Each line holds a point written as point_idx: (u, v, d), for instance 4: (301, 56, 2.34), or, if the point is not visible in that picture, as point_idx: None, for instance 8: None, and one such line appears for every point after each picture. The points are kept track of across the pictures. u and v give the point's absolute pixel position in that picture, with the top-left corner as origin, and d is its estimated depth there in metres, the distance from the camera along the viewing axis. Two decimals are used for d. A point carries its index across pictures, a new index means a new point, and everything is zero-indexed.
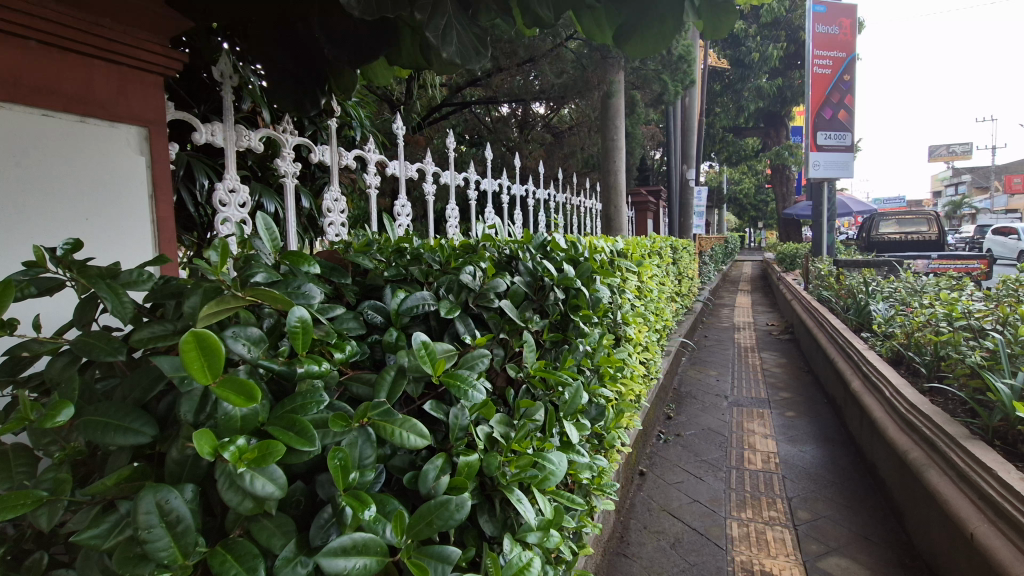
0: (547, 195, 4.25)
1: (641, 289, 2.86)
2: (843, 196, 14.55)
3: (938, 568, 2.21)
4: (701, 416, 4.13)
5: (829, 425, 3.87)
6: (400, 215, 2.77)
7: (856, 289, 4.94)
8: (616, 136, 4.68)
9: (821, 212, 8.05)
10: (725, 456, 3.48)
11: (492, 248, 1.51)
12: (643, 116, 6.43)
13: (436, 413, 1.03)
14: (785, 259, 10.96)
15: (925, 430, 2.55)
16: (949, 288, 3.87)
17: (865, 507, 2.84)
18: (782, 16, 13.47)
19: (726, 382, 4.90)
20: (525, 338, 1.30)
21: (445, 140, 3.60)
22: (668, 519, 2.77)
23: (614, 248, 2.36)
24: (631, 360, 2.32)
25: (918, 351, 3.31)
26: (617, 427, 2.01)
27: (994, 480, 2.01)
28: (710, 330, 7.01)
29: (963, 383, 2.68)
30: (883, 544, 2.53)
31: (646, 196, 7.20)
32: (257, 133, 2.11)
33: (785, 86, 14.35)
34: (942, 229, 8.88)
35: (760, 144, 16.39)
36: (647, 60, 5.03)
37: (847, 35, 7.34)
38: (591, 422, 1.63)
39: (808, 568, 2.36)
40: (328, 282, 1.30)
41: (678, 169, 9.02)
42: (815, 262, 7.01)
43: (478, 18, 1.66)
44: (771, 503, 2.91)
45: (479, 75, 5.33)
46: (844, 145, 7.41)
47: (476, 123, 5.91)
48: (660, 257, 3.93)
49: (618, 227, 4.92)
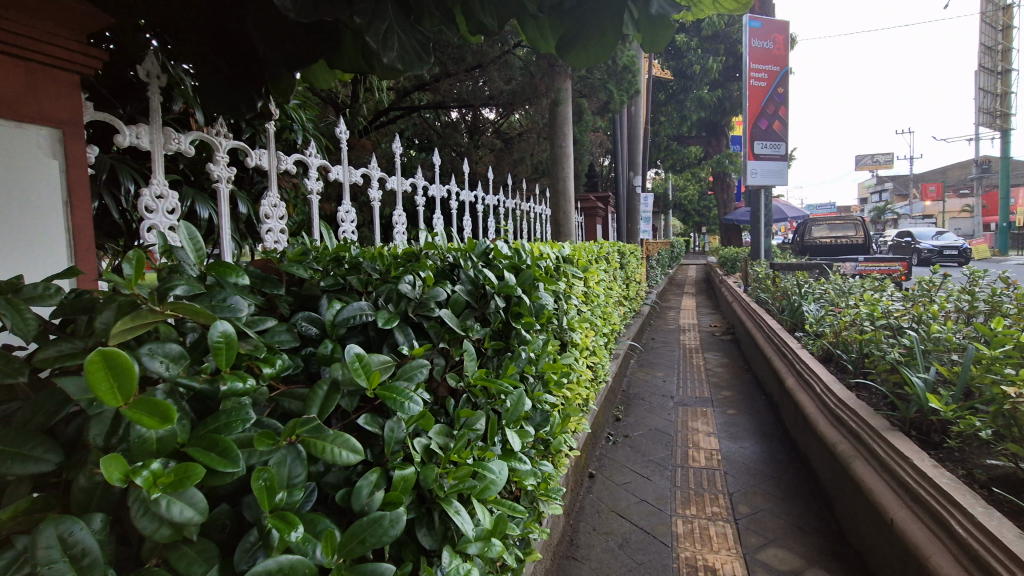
0: (496, 201, 4.27)
1: (588, 294, 2.91)
2: (779, 202, 15.34)
3: (864, 552, 2.36)
4: (648, 417, 4.24)
5: (767, 421, 4.05)
6: (344, 221, 2.70)
7: (791, 291, 5.21)
8: (565, 143, 4.76)
9: (759, 217, 8.47)
10: (670, 455, 3.58)
11: (434, 256, 1.50)
12: (590, 124, 6.58)
13: (371, 426, 1.00)
14: (726, 264, 11.43)
15: (851, 423, 2.73)
16: (872, 289, 4.14)
17: (800, 498, 3.00)
18: (721, 30, 14.15)
19: (672, 382, 5.06)
20: (466, 347, 1.29)
21: (392, 145, 3.56)
22: (616, 519, 2.82)
23: (560, 254, 2.39)
24: (577, 365, 2.35)
25: (845, 348, 3.53)
26: (563, 431, 2.03)
27: (910, 467, 2.17)
28: (656, 332, 7.23)
29: (884, 377, 2.87)
30: (815, 533, 2.67)
31: (594, 202, 7.35)
32: (188, 136, 2.00)
33: (724, 97, 15.05)
34: (867, 233, 9.50)
35: (703, 152, 17.10)
36: (593, 70, 5.15)
37: (780, 50, 7.77)
38: (536, 428, 1.64)
39: (748, 560, 2.46)
40: (260, 293, 1.26)
41: (625, 176, 9.25)
42: (753, 266, 7.35)
43: (421, 23, 1.65)
44: (714, 499, 3.02)
45: (427, 79, 5.28)
46: (778, 154, 7.83)
47: (426, 128, 5.82)
48: (607, 262, 4.01)
49: (567, 233, 5.00)
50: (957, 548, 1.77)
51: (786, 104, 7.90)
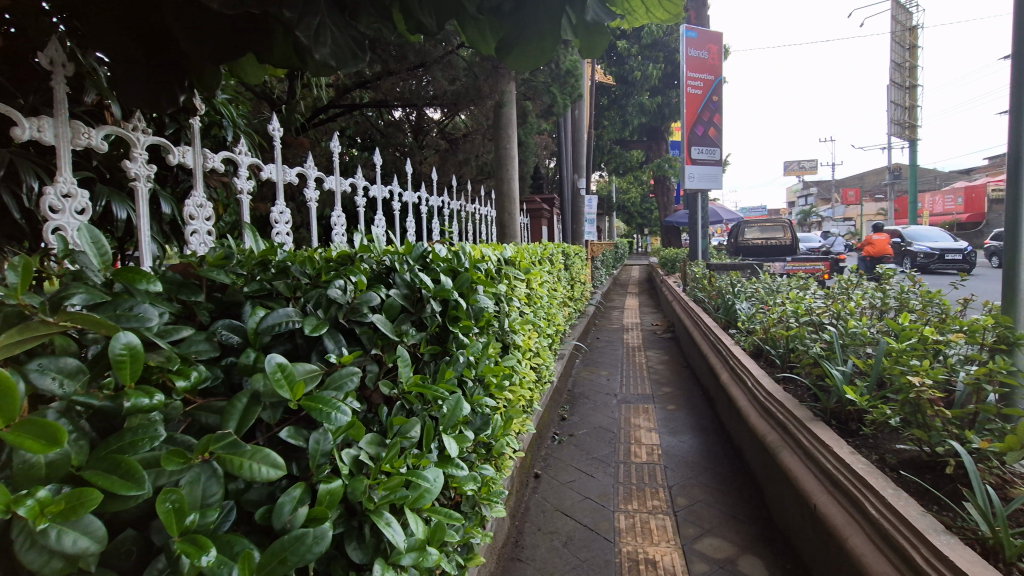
0: (440, 202, 4.23)
1: (531, 296, 2.92)
2: (715, 206, 16.06)
3: (791, 536, 2.50)
4: (593, 416, 4.31)
5: (703, 415, 4.22)
6: (278, 222, 2.59)
7: (725, 290, 5.46)
8: (509, 144, 4.78)
9: (696, 219, 8.84)
10: (613, 452, 3.66)
11: (369, 259, 1.45)
12: (535, 126, 6.63)
13: (295, 439, 0.95)
14: (667, 264, 11.83)
15: (778, 415, 2.88)
16: (797, 288, 4.40)
17: (734, 488, 3.14)
18: (660, 38, 14.64)
19: (615, 381, 5.19)
20: (400, 353, 1.25)
21: (331, 144, 3.45)
22: (560, 518, 2.85)
23: (501, 256, 2.40)
24: (519, 367, 2.36)
25: (773, 344, 3.73)
26: (505, 434, 2.02)
27: (831, 455, 2.32)
28: (601, 331, 7.39)
29: (808, 371, 3.04)
30: (747, 521, 2.80)
31: (540, 204, 7.43)
32: (99, 130, 1.85)
33: (663, 103, 15.58)
34: (794, 235, 10.11)
35: (644, 156, 17.61)
36: (536, 73, 5.20)
37: (714, 60, 8.11)
38: (477, 433, 1.63)
39: (686, 551, 2.54)
40: (176, 300, 1.18)
41: (569, 179, 9.40)
42: (691, 267, 7.65)
43: (357, 20, 1.60)
44: (654, 493, 3.11)
45: (368, 75, 5.03)
46: (713, 160, 8.20)
47: (368, 126, 5.69)
48: (550, 263, 4.05)
49: (512, 235, 5.04)
50: (871, 529, 1.90)
51: (720, 112, 8.28)
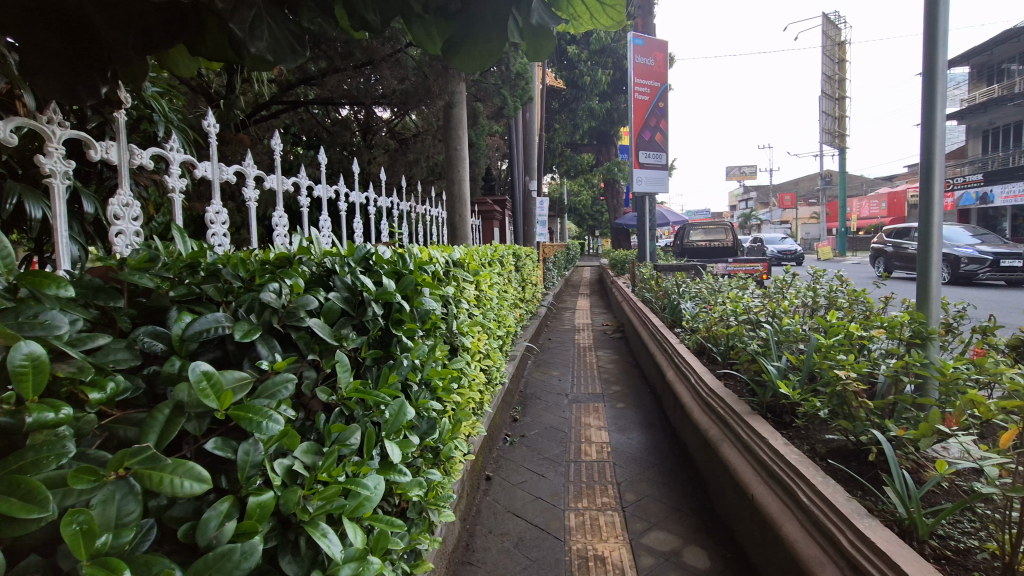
0: (389, 203, 4.15)
1: (480, 298, 2.91)
2: (662, 209, 16.57)
3: (732, 526, 2.60)
4: (544, 416, 4.35)
5: (650, 412, 4.35)
6: (214, 222, 2.46)
7: (671, 290, 5.65)
8: (459, 146, 4.76)
9: (645, 222, 9.10)
10: (564, 451, 3.70)
11: (308, 261, 1.40)
12: (486, 128, 6.63)
13: (222, 451, 0.91)
14: (617, 265, 12.08)
15: (719, 410, 3.00)
16: (737, 288, 4.61)
17: (679, 482, 3.25)
18: (608, 45, 15.01)
19: (566, 380, 5.26)
20: (339, 357, 1.21)
21: (272, 142, 3.32)
22: (511, 519, 2.86)
23: (450, 257, 2.38)
24: (468, 368, 2.35)
25: (715, 342, 3.89)
26: (454, 437, 2.00)
27: (766, 446, 2.43)
28: (553, 332, 7.48)
29: (746, 367, 3.19)
30: (691, 512, 2.90)
31: (491, 205, 7.45)
32: (7, 122, 1.69)
33: (612, 108, 15.91)
34: (736, 237, 10.58)
35: (595, 159, 17.93)
36: (487, 75, 5.19)
37: (660, 67, 8.38)
38: (423, 437, 1.60)
39: (633, 546, 2.61)
40: (93, 306, 1.10)
41: (521, 181, 9.46)
42: (640, 268, 7.86)
43: (296, 14, 1.54)
44: (603, 489, 3.17)
45: (313, 72, 4.84)
46: (660, 164, 8.49)
47: (314, 124, 5.54)
48: (501, 265, 4.05)
49: (463, 236, 5.02)
50: (803, 515, 2.01)
51: (666, 118, 8.57)
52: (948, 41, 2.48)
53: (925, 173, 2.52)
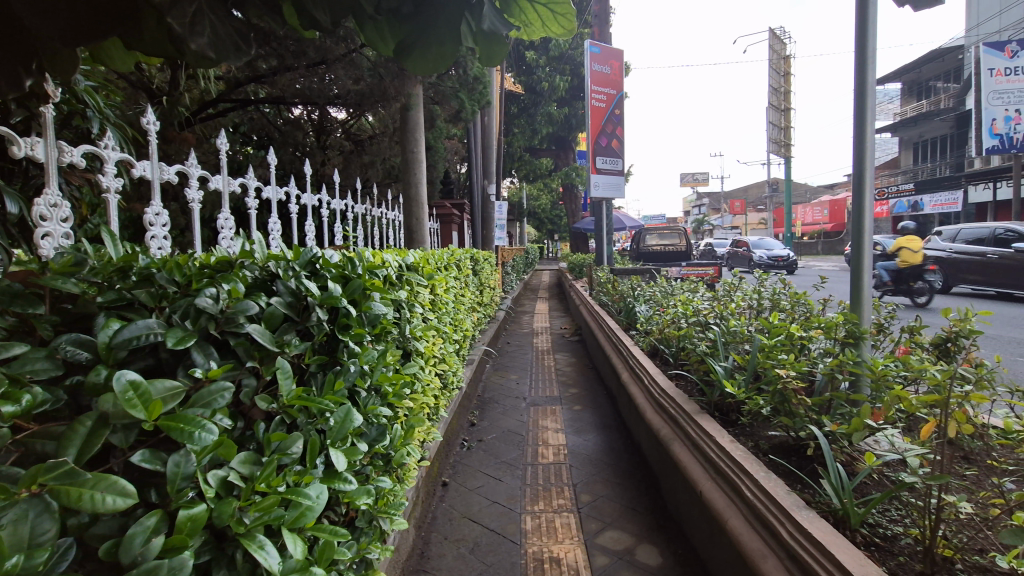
0: (343, 205, 4.07)
1: (435, 302, 2.89)
2: (619, 214, 16.90)
3: (682, 522, 2.68)
4: (502, 420, 4.35)
5: (606, 414, 4.42)
6: (153, 224, 2.34)
7: (626, 293, 5.77)
8: (416, 148, 4.71)
9: (602, 226, 9.27)
10: (521, 454, 3.72)
11: (251, 265, 1.35)
12: (444, 131, 6.61)
13: (149, 463, 0.87)
14: (575, 269, 12.22)
15: (671, 410, 3.09)
16: (688, 291, 4.75)
17: (633, 481, 3.31)
18: (566, 52, 15.22)
19: (524, 384, 5.28)
20: (280, 364, 1.18)
21: (218, 141, 3.19)
22: (467, 525, 2.84)
23: (403, 261, 2.36)
24: (422, 373, 2.32)
25: (667, 343, 4.00)
26: (407, 443, 1.98)
27: (714, 444, 2.52)
28: (511, 336, 7.50)
29: (696, 368, 3.29)
30: (644, 511, 2.97)
31: (449, 209, 7.43)
32: None
33: (570, 115, 16.15)
34: (688, 241, 10.92)
35: (553, 164, 18.11)
36: (444, 78, 5.17)
37: (616, 75, 8.57)
38: (372, 444, 1.57)
39: (588, 546, 2.64)
40: (11, 314, 1.03)
41: (480, 185, 9.45)
42: (596, 271, 7.98)
43: (242, 10, 1.49)
44: (559, 491, 3.20)
45: (263, 70, 4.70)
46: (616, 170, 8.67)
47: (265, 124, 5.38)
48: (457, 269, 4.04)
49: (420, 240, 4.96)
50: (747, 509, 2.09)
51: (622, 125, 8.76)
52: (877, 60, 2.65)
53: (857, 182, 2.68)
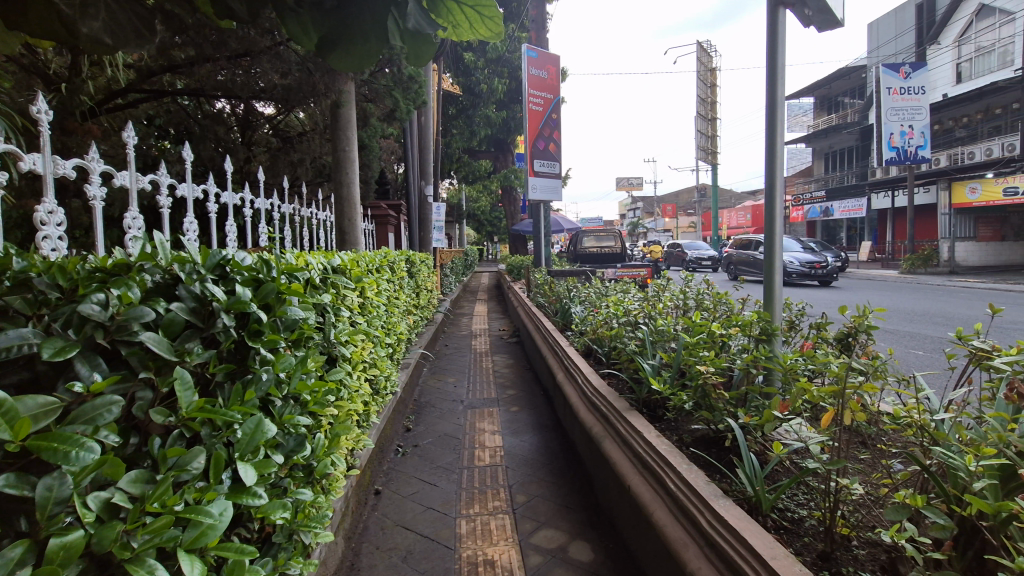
0: (268, 205, 3.88)
1: (365, 305, 2.80)
2: (557, 216, 17.17)
3: (614, 516, 2.75)
4: (438, 424, 4.30)
5: (543, 414, 4.47)
6: (45, 223, 2.13)
7: (562, 295, 5.87)
8: (348, 147, 4.56)
9: (540, 229, 9.39)
10: (457, 458, 3.69)
11: (152, 268, 1.25)
12: (378, 130, 6.46)
13: (15, 489, 0.79)
14: (513, 271, 12.28)
15: (602, 408, 3.17)
16: (620, 292, 4.90)
17: (567, 480, 3.36)
18: (503, 55, 15.30)
19: (461, 387, 5.25)
20: (179, 374, 1.10)
21: (126, 131, 2.90)
22: (400, 532, 2.78)
23: (329, 263, 2.28)
24: (349, 379, 2.25)
25: (600, 343, 4.10)
26: (331, 453, 1.91)
27: (642, 439, 2.61)
28: (449, 338, 7.45)
29: (626, 366, 3.41)
30: (578, 508, 3.02)
31: (385, 210, 7.29)
32: None
33: (509, 117, 16.23)
34: (623, 244, 11.29)
35: (492, 166, 18.17)
36: (377, 75, 5.05)
37: (552, 80, 8.70)
38: (289, 455, 1.50)
39: (522, 547, 2.65)
40: None
41: (417, 186, 9.30)
42: (534, 273, 8.05)
43: None
44: (495, 493, 3.20)
45: (180, 60, 4.41)
46: (553, 173, 8.82)
47: (184, 117, 5.05)
48: (390, 271, 3.95)
49: (352, 242, 4.82)
50: (671, 500, 2.18)
51: (559, 129, 8.91)
52: (786, 75, 2.84)
53: (769, 189, 2.85)
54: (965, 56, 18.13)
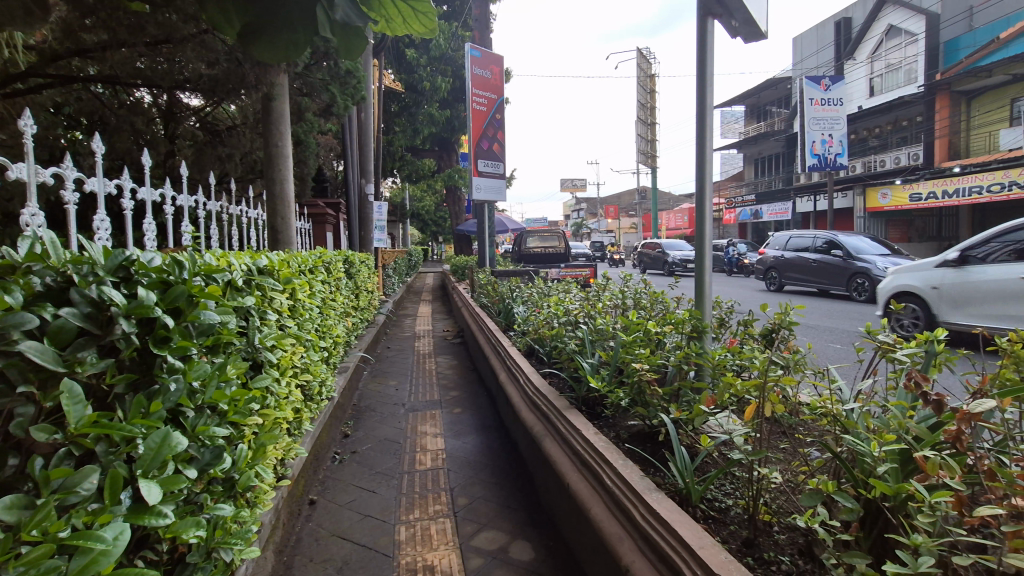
0: (192, 201, 3.65)
1: (295, 308, 2.68)
2: (502, 216, 17.20)
3: (554, 514, 2.77)
4: (378, 429, 4.18)
5: (485, 415, 4.45)
6: None
7: (506, 295, 5.87)
8: (280, 141, 4.36)
9: (484, 229, 9.36)
10: (397, 463, 3.60)
11: (42, 269, 1.14)
12: (315, 125, 6.23)
13: None
14: (457, 271, 12.20)
15: (543, 407, 3.20)
16: (561, 292, 4.96)
17: (509, 480, 3.36)
18: (447, 53, 15.14)
19: (403, 390, 5.14)
20: (68, 385, 1.01)
21: (25, 117, 2.64)
22: (336, 543, 2.69)
23: (254, 264, 2.16)
24: (277, 385, 2.14)
25: (541, 343, 4.13)
26: (255, 463, 1.80)
27: (580, 437, 2.64)
28: (391, 341, 7.28)
29: (567, 365, 3.45)
30: (519, 508, 3.03)
31: (322, 209, 7.05)
32: None
33: (452, 116, 16.07)
34: (566, 244, 11.45)
35: (436, 165, 17.90)
36: (313, 69, 4.87)
37: (496, 80, 8.70)
38: (205, 469, 1.40)
39: (462, 550, 2.62)
40: None
41: (357, 184, 9.04)
42: (478, 274, 8.02)
43: None
44: (436, 497, 3.15)
45: (90, 44, 4.08)
46: (497, 173, 8.81)
47: (96, 105, 4.67)
48: (326, 272, 3.81)
49: (286, 241, 4.61)
50: (608, 496, 2.21)
51: (503, 129, 8.92)
52: (715, 83, 2.97)
53: (700, 192, 2.97)
54: (875, 72, 19.68)
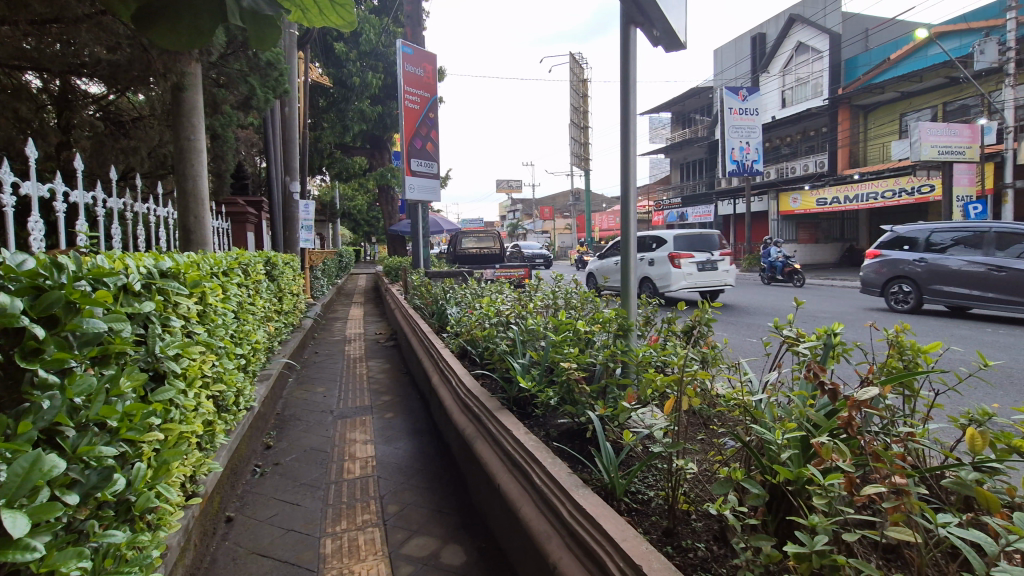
0: (88, 198, 3.33)
1: (205, 313, 2.50)
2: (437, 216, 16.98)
3: (486, 516, 2.75)
4: (303, 439, 4.00)
5: (417, 419, 4.36)
6: None
7: (439, 295, 5.79)
8: (193, 135, 4.08)
9: (418, 229, 9.19)
10: (324, 473, 3.46)
11: None
12: (233, 118, 5.87)
13: None
14: (391, 272, 11.92)
15: (475, 408, 3.18)
16: (494, 292, 4.96)
17: (441, 484, 3.31)
18: (378, 48, 14.72)
19: (332, 396, 4.95)
20: None
21: None
22: (255, 561, 2.53)
23: (156, 267, 2.00)
24: (183, 395, 1.99)
25: (474, 344, 4.12)
26: (157, 482, 1.66)
27: (511, 437, 2.64)
28: (319, 345, 6.99)
29: (498, 365, 3.45)
30: (452, 512, 2.99)
31: (242, 207, 6.64)
32: None
33: (385, 113, 15.66)
34: (501, 245, 11.47)
35: (368, 164, 17.30)
36: (229, 58, 4.59)
37: (429, 78, 8.57)
38: (91, 493, 1.28)
39: (391, 559, 2.55)
40: None
41: (281, 181, 8.62)
42: (411, 275, 7.87)
43: None
44: (365, 506, 3.05)
45: None
46: (430, 173, 8.68)
47: None
48: (244, 274, 3.60)
49: (200, 241, 4.30)
50: (537, 495, 2.23)
51: (436, 128, 8.80)
52: (637, 88, 3.07)
53: (625, 194, 3.06)
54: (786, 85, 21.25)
